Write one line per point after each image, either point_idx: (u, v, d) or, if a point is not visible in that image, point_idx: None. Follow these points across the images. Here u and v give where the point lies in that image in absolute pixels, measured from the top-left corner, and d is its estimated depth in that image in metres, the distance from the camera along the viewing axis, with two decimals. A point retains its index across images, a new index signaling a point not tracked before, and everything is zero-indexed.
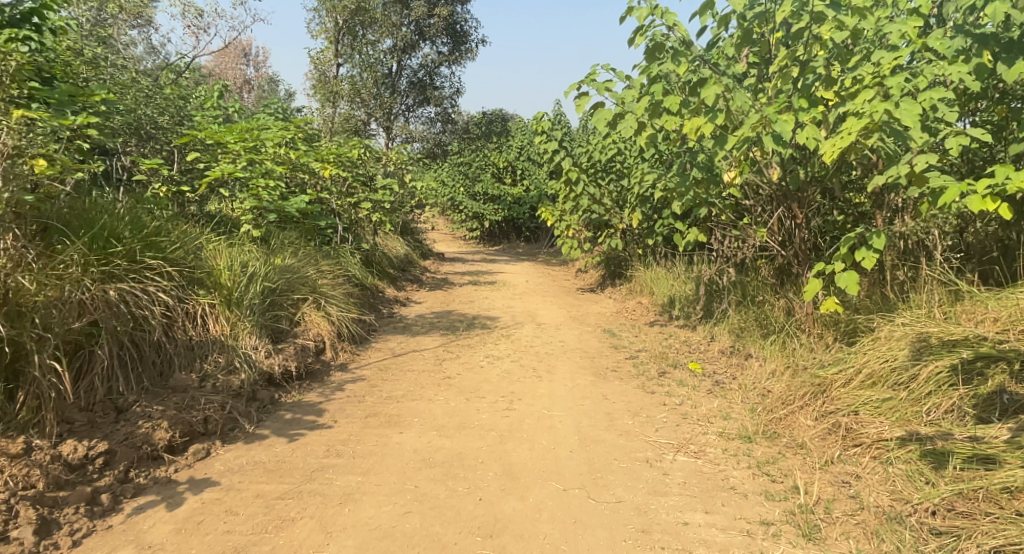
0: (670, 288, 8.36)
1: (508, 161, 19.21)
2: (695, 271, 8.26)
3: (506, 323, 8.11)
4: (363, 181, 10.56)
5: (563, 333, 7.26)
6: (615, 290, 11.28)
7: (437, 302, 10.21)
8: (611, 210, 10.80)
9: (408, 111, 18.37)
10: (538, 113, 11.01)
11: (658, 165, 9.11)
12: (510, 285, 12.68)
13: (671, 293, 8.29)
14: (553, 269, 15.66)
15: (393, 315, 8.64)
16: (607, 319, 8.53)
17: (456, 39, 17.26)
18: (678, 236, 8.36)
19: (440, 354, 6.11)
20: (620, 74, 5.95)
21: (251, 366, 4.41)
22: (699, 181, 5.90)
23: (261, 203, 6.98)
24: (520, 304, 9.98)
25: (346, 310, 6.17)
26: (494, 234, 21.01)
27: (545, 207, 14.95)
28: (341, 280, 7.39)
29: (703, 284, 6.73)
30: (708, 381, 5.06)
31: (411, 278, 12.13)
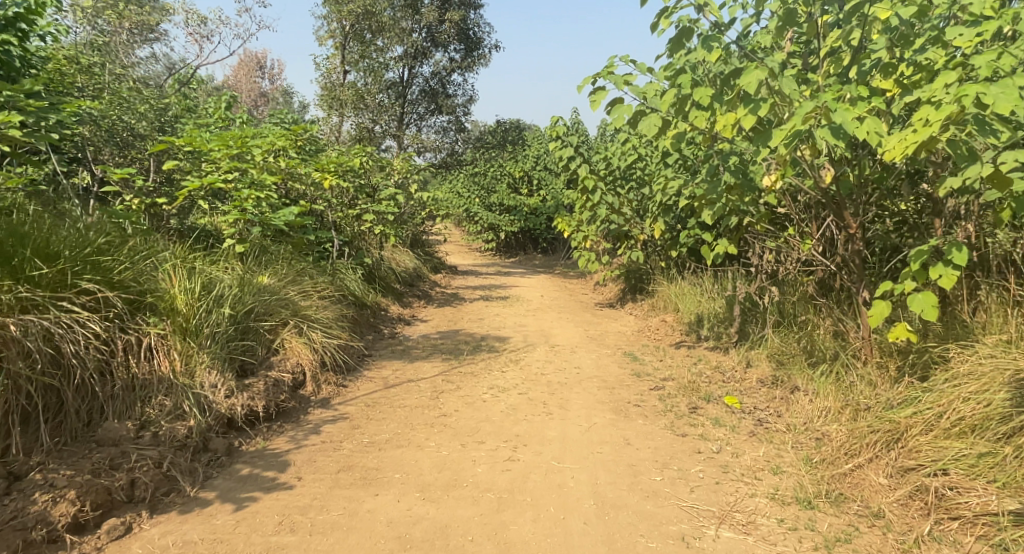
0: (698, 304, 7.60)
1: (524, 171, 18.55)
2: (725, 285, 7.50)
3: (516, 345, 7.39)
4: (366, 192, 9.92)
5: (579, 357, 6.52)
6: (636, 306, 10.53)
7: (444, 320, 9.52)
8: (630, 221, 10.09)
9: (420, 119, 17.76)
10: (553, 118, 10.31)
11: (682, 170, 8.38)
12: (525, 301, 11.97)
13: (699, 310, 7.53)
14: (571, 282, 14.91)
15: (395, 335, 7.97)
16: (627, 340, 7.78)
17: (468, 44, 16.63)
18: (705, 248, 7.63)
19: (438, 383, 5.41)
20: (640, 66, 5.23)
21: (208, 408, 3.75)
22: (731, 187, 5.17)
23: (245, 215, 6.38)
24: (533, 322, 9.26)
25: (333, 335, 5.50)
26: (510, 245, 20.33)
27: (562, 217, 14.23)
28: (331, 299, 6.73)
29: (736, 303, 5.93)
30: (748, 420, 4.31)
31: (419, 294, 11.48)
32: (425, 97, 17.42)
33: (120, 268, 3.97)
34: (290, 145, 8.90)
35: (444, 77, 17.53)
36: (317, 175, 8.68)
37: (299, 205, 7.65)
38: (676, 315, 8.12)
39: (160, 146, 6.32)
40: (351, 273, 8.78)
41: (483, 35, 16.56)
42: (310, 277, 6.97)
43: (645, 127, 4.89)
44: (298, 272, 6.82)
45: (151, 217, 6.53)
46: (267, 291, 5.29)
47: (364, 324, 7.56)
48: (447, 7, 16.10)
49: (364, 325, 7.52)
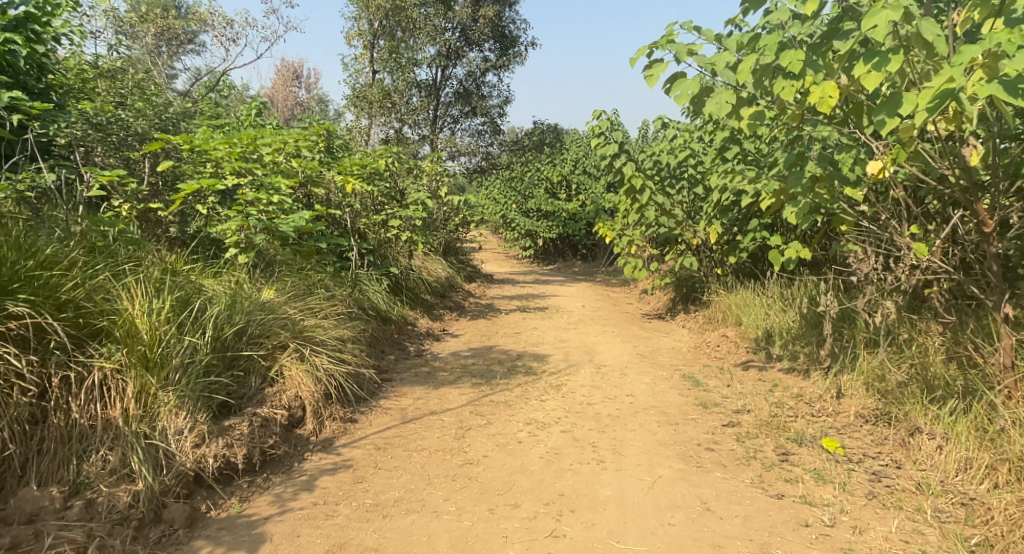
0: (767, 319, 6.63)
1: (563, 175, 17.67)
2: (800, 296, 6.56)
3: (557, 365, 6.52)
4: (392, 196, 9.16)
5: (631, 382, 5.62)
6: (689, 317, 9.58)
7: (477, 334, 8.68)
8: (682, 223, 9.23)
9: (454, 122, 17.03)
10: (597, 111, 9.50)
11: (747, 164, 7.45)
12: (565, 312, 11.09)
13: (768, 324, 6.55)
14: (613, 291, 13.98)
15: (423, 354, 7.16)
16: (683, 361, 6.85)
17: (503, 43, 15.86)
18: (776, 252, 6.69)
19: (466, 416, 4.57)
20: (707, 34, 4.33)
21: (167, 462, 3.00)
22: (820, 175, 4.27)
23: (249, 222, 5.61)
24: (575, 338, 8.37)
25: (343, 358, 4.70)
26: (549, 252, 19.44)
27: (604, 222, 13.32)
28: (344, 315, 5.93)
29: (826, 317, 4.91)
30: (857, 475, 3.39)
31: (451, 306, 10.68)
32: (458, 99, 16.70)
33: (70, 284, 3.23)
34: (310, 146, 8.20)
35: (478, 78, 16.80)
36: (338, 179, 7.98)
37: (315, 210, 6.94)
38: (739, 329, 7.17)
39: (155, 145, 5.59)
40: (375, 284, 8.00)
41: (519, 32, 15.79)
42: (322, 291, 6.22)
43: (716, 105, 4.07)
44: (308, 288, 6.05)
45: (144, 224, 5.80)
46: (268, 308, 4.55)
47: (384, 341, 6.75)
48: (481, 4, 15.39)
49: (384, 342, 6.72)
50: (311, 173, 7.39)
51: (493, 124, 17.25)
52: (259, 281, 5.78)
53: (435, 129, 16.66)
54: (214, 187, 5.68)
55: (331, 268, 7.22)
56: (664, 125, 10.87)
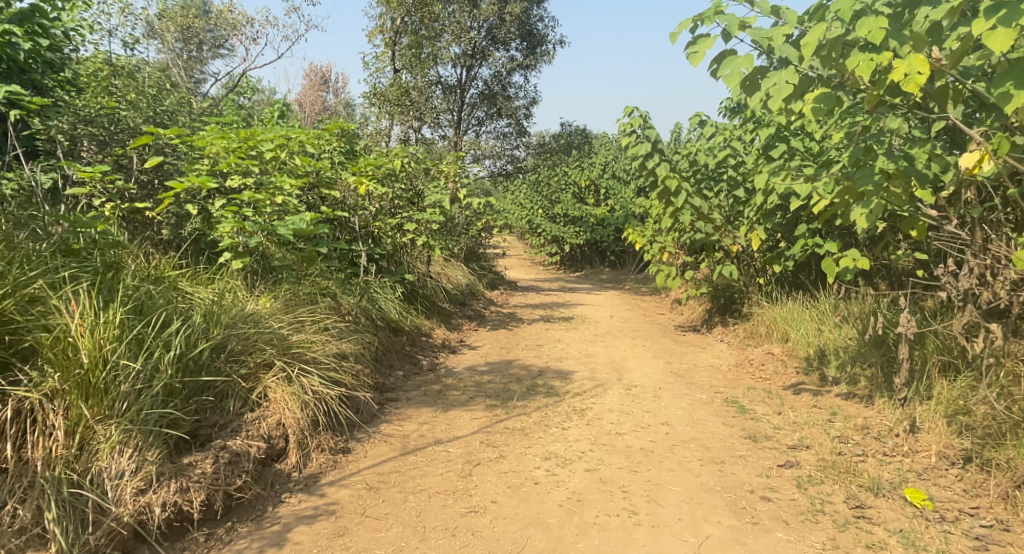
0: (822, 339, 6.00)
1: (591, 180, 17.10)
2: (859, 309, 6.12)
3: (583, 385, 5.95)
4: (409, 198, 8.62)
5: (666, 408, 5.00)
6: (725, 332, 8.97)
7: (496, 347, 8.13)
8: (721, 229, 8.80)
9: (479, 124, 16.50)
10: (628, 108, 8.87)
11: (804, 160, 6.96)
12: (592, 322, 10.50)
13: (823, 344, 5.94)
14: (642, 300, 13.32)
15: (436, 368, 6.60)
16: (723, 383, 6.20)
17: (531, 41, 15.27)
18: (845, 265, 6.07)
19: (480, 446, 4.02)
20: (764, 2, 3.71)
21: (98, 516, 2.73)
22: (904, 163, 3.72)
23: (246, 224, 5.01)
24: (602, 352, 7.77)
25: (339, 375, 4.13)
26: (576, 258, 18.84)
27: (633, 227, 12.67)
28: (346, 327, 5.38)
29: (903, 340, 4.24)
30: (951, 540, 2.88)
31: (471, 315, 10.13)
32: (484, 100, 16.18)
33: None
34: (321, 145, 7.67)
35: (504, 78, 16.25)
36: (351, 181, 7.48)
37: (320, 210, 6.43)
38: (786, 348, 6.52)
39: (144, 139, 4.96)
40: (388, 292, 7.46)
41: (547, 30, 15.20)
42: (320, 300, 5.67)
43: (772, 87, 3.56)
44: (307, 297, 5.49)
45: (131, 226, 5.22)
46: (252, 320, 4.01)
47: (394, 355, 6.20)
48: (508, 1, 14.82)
49: (393, 356, 6.19)
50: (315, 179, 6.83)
51: (520, 126, 16.68)
52: (255, 290, 5.23)
53: (460, 131, 16.19)
54: (208, 185, 5.08)
55: (336, 275, 6.69)
56: (701, 123, 10.20)
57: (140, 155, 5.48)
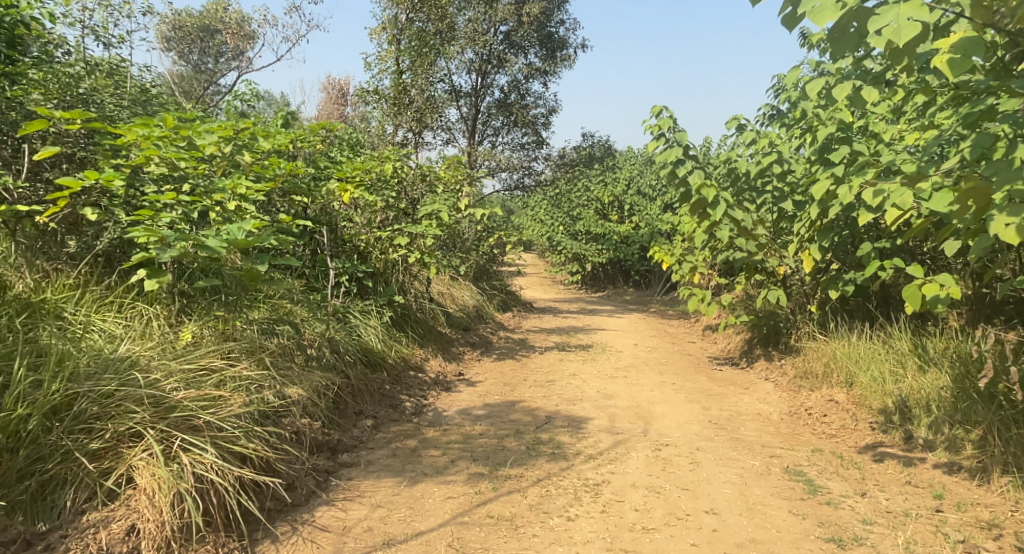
0: (924, 391, 5.00)
1: (615, 196, 16.02)
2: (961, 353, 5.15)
3: (601, 440, 4.81)
4: (403, 209, 7.50)
5: (709, 485, 3.82)
6: (769, 370, 7.80)
7: (499, 383, 6.96)
8: (766, 248, 7.64)
9: (495, 134, 15.44)
10: (655, 107, 7.68)
11: (881, 165, 5.71)
12: (613, 352, 9.32)
13: (921, 401, 4.92)
14: (669, 326, 12.05)
15: (421, 416, 5.43)
16: (778, 444, 4.96)
17: (550, 45, 14.17)
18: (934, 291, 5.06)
19: (460, 545, 3.04)
20: None
21: None
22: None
23: (162, 235, 3.78)
24: (625, 394, 6.58)
25: (249, 441, 3.36)
26: (598, 277, 17.62)
27: (660, 245, 11.44)
28: (297, 370, 4.25)
29: None
30: None
31: (476, 342, 8.98)
32: (499, 109, 15.14)
33: None
34: (295, 144, 6.58)
35: (522, 86, 15.18)
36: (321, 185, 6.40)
37: (280, 218, 5.36)
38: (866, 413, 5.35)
39: (35, 123, 3.68)
40: (371, 318, 6.33)
41: (568, 33, 14.12)
42: (262, 334, 4.56)
43: (887, 29, 2.43)
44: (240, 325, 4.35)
45: (24, 239, 4.07)
46: (116, 366, 3.39)
47: (368, 396, 5.07)
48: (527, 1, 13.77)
49: (365, 400, 5.01)
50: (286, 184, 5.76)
51: (538, 137, 15.58)
52: (176, 320, 4.12)
53: (474, 141, 15.26)
54: (114, 183, 3.85)
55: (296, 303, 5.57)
56: (741, 129, 9.01)
57: (35, 145, 4.28)
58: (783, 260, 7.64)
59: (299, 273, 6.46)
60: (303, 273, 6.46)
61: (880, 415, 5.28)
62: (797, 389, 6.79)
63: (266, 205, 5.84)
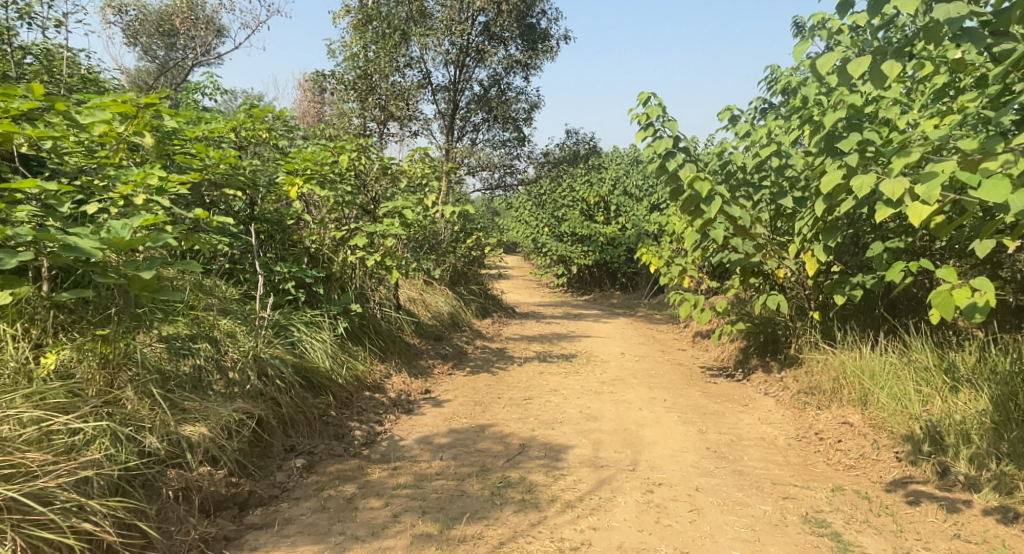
0: (960, 422, 4.33)
1: (601, 196, 15.27)
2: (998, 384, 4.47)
3: (584, 477, 4.08)
4: (363, 207, 6.70)
5: (711, 545, 3.21)
6: (769, 383, 7.08)
7: (470, 402, 6.19)
8: (765, 248, 6.90)
9: (475, 130, 14.69)
10: (641, 94, 6.89)
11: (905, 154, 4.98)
12: (599, 362, 8.56)
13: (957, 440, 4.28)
14: (659, 332, 11.31)
15: (371, 448, 4.64)
16: (791, 481, 4.21)
17: (531, 36, 13.42)
18: (966, 295, 4.37)
19: None
20: None
21: None
22: None
23: (12, 232, 2.97)
24: (611, 414, 5.83)
25: (86, 518, 2.81)
26: (584, 280, 16.84)
27: (648, 246, 10.68)
28: (197, 408, 3.60)
29: None
30: None
31: (448, 353, 8.18)
32: (479, 104, 14.37)
33: None
34: (226, 132, 5.74)
35: (503, 80, 14.41)
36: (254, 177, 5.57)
37: (199, 216, 4.56)
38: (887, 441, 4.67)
39: None
40: (317, 330, 5.52)
41: (550, 24, 13.41)
42: (166, 359, 3.85)
43: None
44: (131, 345, 3.58)
45: None
46: None
47: (306, 427, 4.30)
48: None
49: (301, 432, 4.25)
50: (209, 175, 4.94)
51: (520, 134, 14.84)
52: (38, 339, 3.43)
53: (452, 138, 14.47)
54: None
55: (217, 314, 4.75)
56: (734, 121, 8.28)
57: None
58: (784, 261, 6.93)
59: (230, 276, 5.63)
60: (234, 276, 5.63)
61: (904, 442, 4.57)
62: (802, 406, 6.05)
63: (180, 199, 4.99)
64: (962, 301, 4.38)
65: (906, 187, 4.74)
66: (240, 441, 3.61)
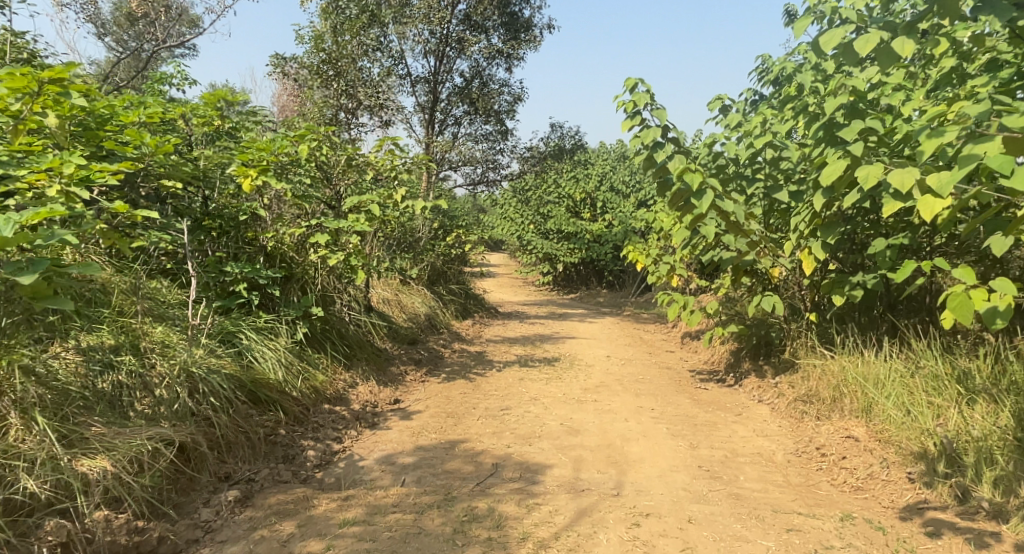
0: (978, 440, 3.92)
1: (587, 193, 14.83)
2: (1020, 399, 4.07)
3: (562, 505, 3.63)
4: (327, 202, 6.18)
5: None
6: (763, 388, 6.63)
7: (441, 413, 5.69)
8: (759, 246, 6.46)
9: (456, 123, 14.16)
10: (629, 80, 6.38)
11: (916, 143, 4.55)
12: (583, 367, 8.06)
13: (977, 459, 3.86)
14: (646, 332, 10.85)
15: (325, 471, 4.14)
16: (793, 507, 3.80)
17: (513, 25, 12.93)
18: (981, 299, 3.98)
19: None
20: None
21: None
22: None
23: None
24: (594, 427, 5.35)
25: None
26: (571, 278, 16.37)
27: (635, 243, 10.21)
28: (95, 439, 3.22)
29: None
30: None
31: (422, 357, 7.67)
32: (460, 96, 13.84)
33: None
34: (167, 116, 5.21)
35: (485, 71, 13.90)
36: (197, 168, 5.06)
37: (117, 209, 4.08)
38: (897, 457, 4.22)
39: None
40: (270, 337, 5.00)
41: (533, 12, 12.91)
42: (71, 377, 3.41)
43: None
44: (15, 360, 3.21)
45: None
46: None
47: (246, 452, 3.85)
48: None
49: (235, 457, 3.78)
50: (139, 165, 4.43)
51: (502, 127, 14.33)
52: None
53: (433, 131, 13.93)
54: None
55: (149, 321, 4.23)
56: (725, 111, 7.83)
57: None
58: (779, 259, 6.48)
59: (171, 276, 5.10)
60: (175, 276, 5.11)
61: (919, 460, 4.11)
62: (800, 416, 5.57)
63: (102, 187, 4.48)
64: (979, 305, 3.98)
65: (916, 178, 4.33)
66: (148, 478, 3.24)
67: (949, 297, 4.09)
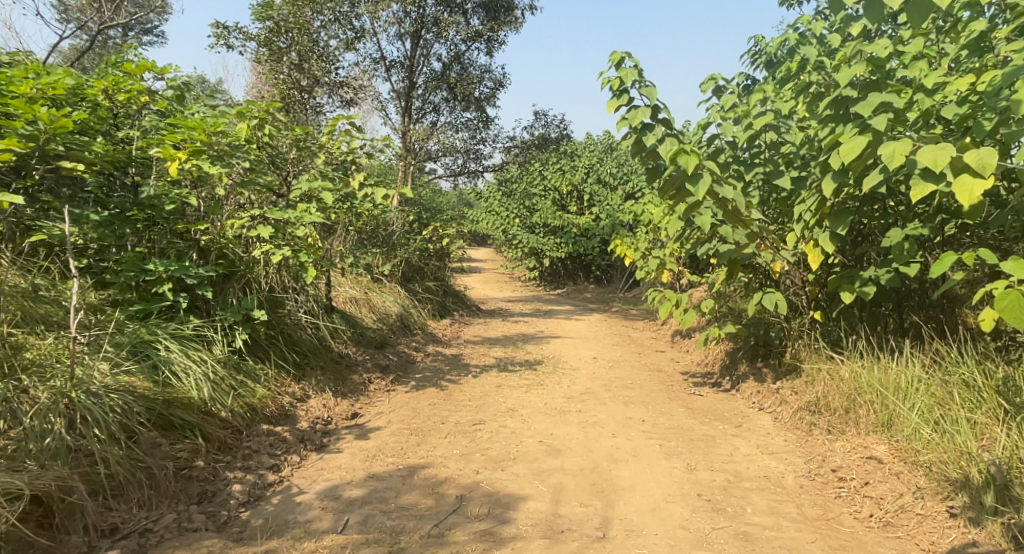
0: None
1: (574, 185, 14.16)
2: None
3: None
4: (273, 190, 5.45)
5: None
6: (765, 394, 5.96)
7: (403, 429, 4.97)
8: (760, 239, 5.77)
9: (435, 111, 13.43)
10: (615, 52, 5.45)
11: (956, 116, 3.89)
12: (567, 370, 7.37)
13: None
14: (636, 330, 10.18)
15: (252, 511, 3.45)
16: None
17: (493, 4, 12.19)
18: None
19: None
20: None
21: None
22: None
23: None
24: (577, 445, 4.67)
25: None
26: (557, 272, 15.66)
27: (624, 236, 9.51)
28: None
29: None
30: None
31: (389, 362, 6.94)
32: (438, 82, 13.11)
33: None
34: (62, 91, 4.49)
35: (464, 56, 13.17)
36: (103, 150, 4.38)
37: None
38: (935, 486, 3.59)
39: None
40: (197, 347, 4.28)
41: None
42: None
43: None
44: None
45: None
46: None
47: (140, 497, 3.23)
48: None
49: (120, 504, 3.17)
50: (22, 144, 3.81)
51: (483, 115, 13.62)
52: None
53: (410, 120, 13.19)
54: None
55: (35, 331, 3.60)
56: (718, 92, 7.17)
57: None
58: (782, 251, 5.83)
59: (91, 274, 4.48)
60: (99, 276, 4.51)
61: (961, 489, 3.50)
62: (808, 428, 4.90)
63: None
64: None
65: (952, 155, 3.69)
66: None
67: (996, 295, 3.46)
